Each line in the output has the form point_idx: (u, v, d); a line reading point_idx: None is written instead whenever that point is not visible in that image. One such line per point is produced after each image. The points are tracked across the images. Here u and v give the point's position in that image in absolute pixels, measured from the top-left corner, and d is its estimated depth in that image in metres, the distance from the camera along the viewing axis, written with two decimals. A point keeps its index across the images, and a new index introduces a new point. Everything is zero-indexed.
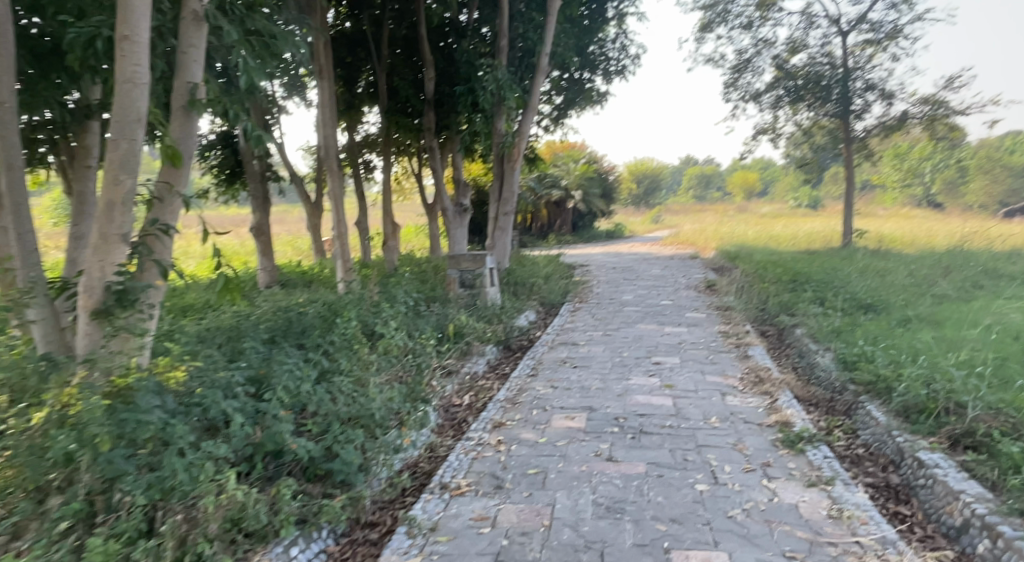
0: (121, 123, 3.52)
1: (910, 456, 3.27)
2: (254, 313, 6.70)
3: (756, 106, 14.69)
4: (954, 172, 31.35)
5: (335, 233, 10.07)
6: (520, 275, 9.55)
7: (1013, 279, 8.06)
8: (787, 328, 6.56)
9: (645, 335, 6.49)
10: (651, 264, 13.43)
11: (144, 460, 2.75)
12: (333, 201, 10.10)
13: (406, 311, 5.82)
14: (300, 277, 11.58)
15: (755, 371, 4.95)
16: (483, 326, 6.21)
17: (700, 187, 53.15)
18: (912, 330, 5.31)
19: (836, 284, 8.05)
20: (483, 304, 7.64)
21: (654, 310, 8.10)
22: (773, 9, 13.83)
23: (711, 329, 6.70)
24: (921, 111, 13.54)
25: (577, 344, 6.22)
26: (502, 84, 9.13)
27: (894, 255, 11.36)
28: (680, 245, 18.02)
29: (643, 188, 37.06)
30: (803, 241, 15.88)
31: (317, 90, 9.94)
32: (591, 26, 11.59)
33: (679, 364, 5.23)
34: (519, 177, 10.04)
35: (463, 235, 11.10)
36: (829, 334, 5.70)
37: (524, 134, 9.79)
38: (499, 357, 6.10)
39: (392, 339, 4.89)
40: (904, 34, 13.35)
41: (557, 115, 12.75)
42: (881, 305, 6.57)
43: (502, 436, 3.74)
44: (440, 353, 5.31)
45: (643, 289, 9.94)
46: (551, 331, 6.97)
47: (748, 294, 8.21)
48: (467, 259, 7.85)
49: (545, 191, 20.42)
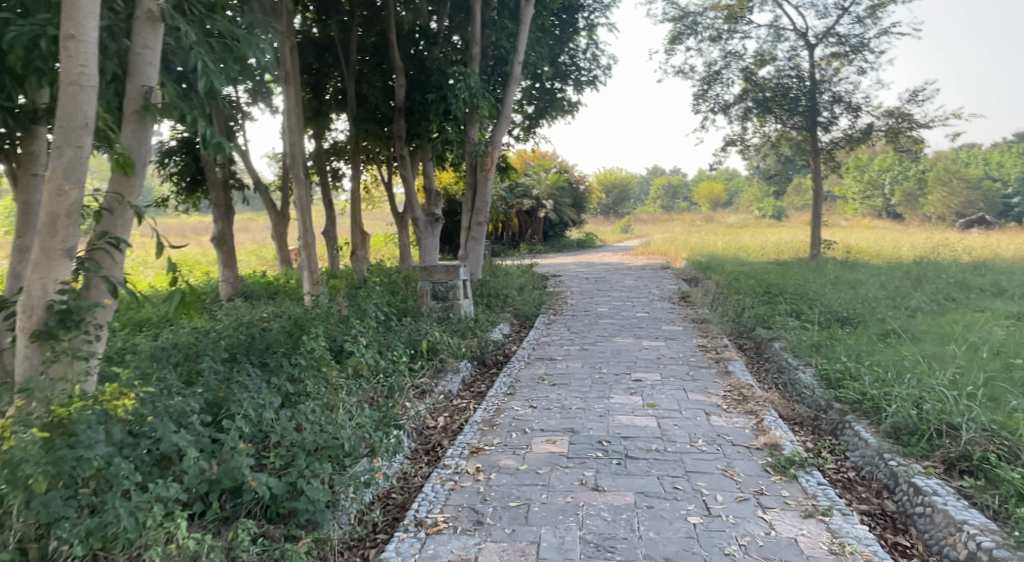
0: (66, 130, 3.23)
1: (905, 481, 3.15)
2: (214, 329, 6.38)
3: (726, 117, 14.76)
4: (913, 183, 32.19)
5: (301, 242, 9.75)
6: (492, 286, 9.36)
7: (982, 290, 8.15)
8: (765, 341, 6.47)
9: (624, 350, 6.33)
10: (623, 275, 13.36)
11: (85, 501, 2.49)
12: (299, 210, 9.80)
13: (377, 326, 5.57)
14: (264, 288, 11.21)
15: (738, 388, 4.82)
16: (457, 342, 6.00)
17: (667, 197, 53.67)
18: (893, 345, 5.25)
19: (810, 296, 8.03)
20: (456, 317, 7.42)
21: (630, 322, 7.97)
22: (742, 22, 13.93)
23: (689, 343, 6.59)
24: (886, 123, 13.76)
25: (554, 359, 6.03)
26: (474, 93, 8.76)
27: (863, 266, 11.45)
28: (651, 255, 18.03)
29: (612, 197, 37.22)
30: (773, 251, 16.00)
31: (283, 96, 9.62)
32: (562, 35, 11.55)
33: (660, 381, 5.07)
34: (492, 187, 9.84)
35: (435, 245, 10.87)
36: (809, 349, 5.62)
37: (497, 143, 9.61)
38: (473, 374, 5.89)
39: (363, 357, 4.64)
40: (869, 48, 13.54)
41: (529, 125, 12.62)
42: (858, 318, 6.53)
43: (480, 463, 3.52)
44: (413, 371, 5.08)
45: (618, 301, 9.83)
46: (527, 345, 6.78)
47: (724, 306, 8.14)
48: (440, 271, 7.63)
49: (515, 200, 20.29)
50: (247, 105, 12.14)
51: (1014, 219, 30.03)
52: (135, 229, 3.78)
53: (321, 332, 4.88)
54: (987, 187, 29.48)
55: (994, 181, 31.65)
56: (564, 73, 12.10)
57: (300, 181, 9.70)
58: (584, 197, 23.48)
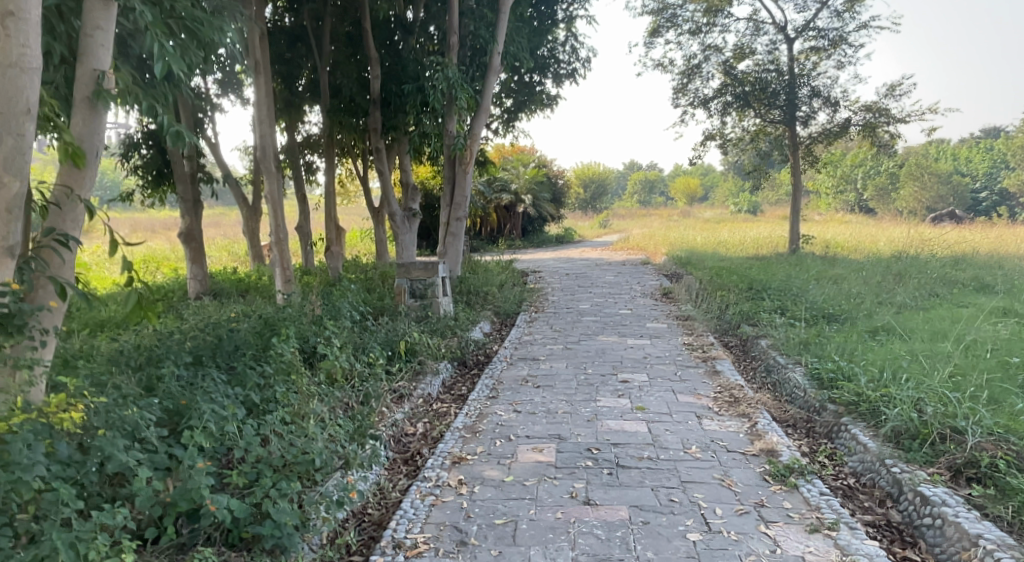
0: (5, 116, 2.92)
1: (910, 490, 3.01)
2: (180, 330, 6.07)
3: (705, 112, 14.65)
4: (886, 179, 32.57)
5: (273, 238, 9.43)
6: (472, 283, 9.13)
7: (963, 286, 8.12)
8: (751, 339, 6.33)
9: (608, 349, 6.14)
10: (603, 270, 13.21)
11: (23, 528, 2.23)
12: (271, 205, 9.48)
13: (352, 327, 5.31)
14: (234, 285, 10.85)
15: (728, 389, 4.66)
16: (436, 342, 5.77)
17: (644, 192, 53.77)
18: (883, 343, 5.14)
19: (794, 292, 7.93)
20: (435, 316, 7.19)
21: (613, 320, 7.79)
22: (721, 15, 13.81)
23: (674, 341, 6.43)
24: (863, 118, 13.73)
25: (537, 360, 5.82)
26: (453, 83, 8.53)
27: (843, 261, 11.42)
28: (630, 250, 17.91)
29: (590, 192, 37.12)
30: (751, 246, 15.97)
31: (253, 87, 9.26)
32: (540, 27, 11.35)
33: (648, 382, 4.89)
34: (471, 181, 9.58)
35: (412, 241, 10.60)
36: (798, 347, 5.48)
37: (476, 136, 9.35)
38: (454, 375, 5.65)
39: (337, 361, 4.39)
40: (848, 42, 13.51)
41: (508, 118, 12.38)
42: (846, 315, 6.42)
43: (462, 475, 3.30)
44: (391, 374, 4.84)
45: (599, 298, 9.67)
46: (509, 345, 6.56)
47: (708, 302, 7.99)
48: (418, 268, 7.36)
49: (494, 195, 20.03)
50: (217, 96, 11.74)
51: (983, 213, 30.58)
52: (87, 225, 3.49)
53: (294, 335, 4.62)
54: (957, 181, 29.97)
55: (963, 176, 32.17)
56: (542, 66, 11.89)
57: (271, 175, 9.37)
58: (563, 192, 23.30)
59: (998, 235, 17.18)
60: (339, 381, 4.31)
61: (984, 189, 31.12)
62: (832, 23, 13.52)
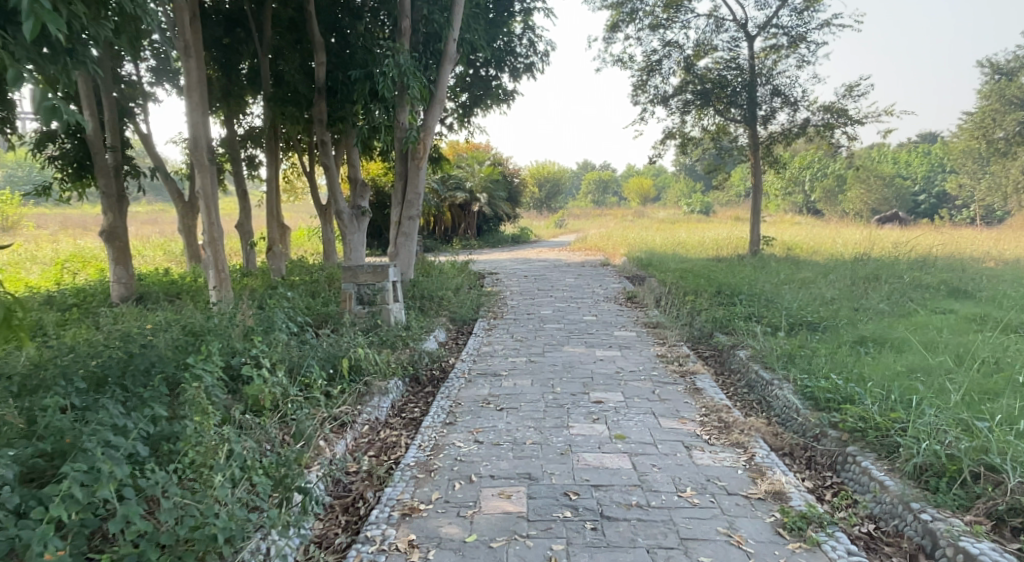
0: None
1: (948, 544, 2.57)
2: (87, 345, 5.26)
3: (665, 109, 14.27)
4: (833, 181, 33.17)
5: (205, 237, 8.61)
6: (426, 287, 8.50)
7: (934, 291, 7.85)
8: (727, 349, 5.90)
9: (577, 362, 5.59)
10: (563, 272, 12.68)
11: None
12: (203, 201, 8.66)
13: (289, 343, 4.63)
14: (164, 289, 9.95)
15: (715, 411, 4.17)
16: (386, 357, 5.12)
17: (598, 191, 53.58)
18: (875, 357, 4.72)
19: (766, 298, 7.53)
20: (385, 326, 6.52)
21: (578, 327, 7.26)
22: (682, 11, 13.47)
23: (646, 352, 5.93)
24: (822, 118, 13.53)
25: (499, 376, 5.23)
26: (404, 70, 7.83)
27: (805, 263, 11.19)
28: (588, 250, 17.49)
29: (545, 191, 36.70)
30: (711, 247, 15.72)
31: (182, 70, 8.41)
32: (496, 19, 10.76)
33: (624, 404, 4.36)
34: (425, 176, 8.88)
35: (361, 241, 9.88)
36: (782, 360, 5.04)
37: (430, 129, 8.64)
38: (406, 393, 5.02)
39: (266, 387, 3.71)
40: (807, 41, 13.34)
41: (463, 113, 11.76)
42: (826, 324, 6.03)
43: (413, 535, 2.71)
44: (331, 397, 4.17)
45: (561, 302, 9.13)
46: (467, 357, 5.93)
47: (677, 308, 7.55)
48: (366, 272, 6.68)
49: (448, 193, 19.38)
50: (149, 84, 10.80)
51: (924, 215, 31.39)
52: None
53: (217, 354, 3.93)
54: (899, 184, 30.70)
55: (905, 179, 33.01)
56: (499, 60, 11.33)
57: (202, 169, 8.55)
58: (519, 191, 22.76)
59: (947, 237, 17.39)
60: (268, 410, 3.65)
61: (923, 192, 32.01)
62: (793, 21, 13.31)
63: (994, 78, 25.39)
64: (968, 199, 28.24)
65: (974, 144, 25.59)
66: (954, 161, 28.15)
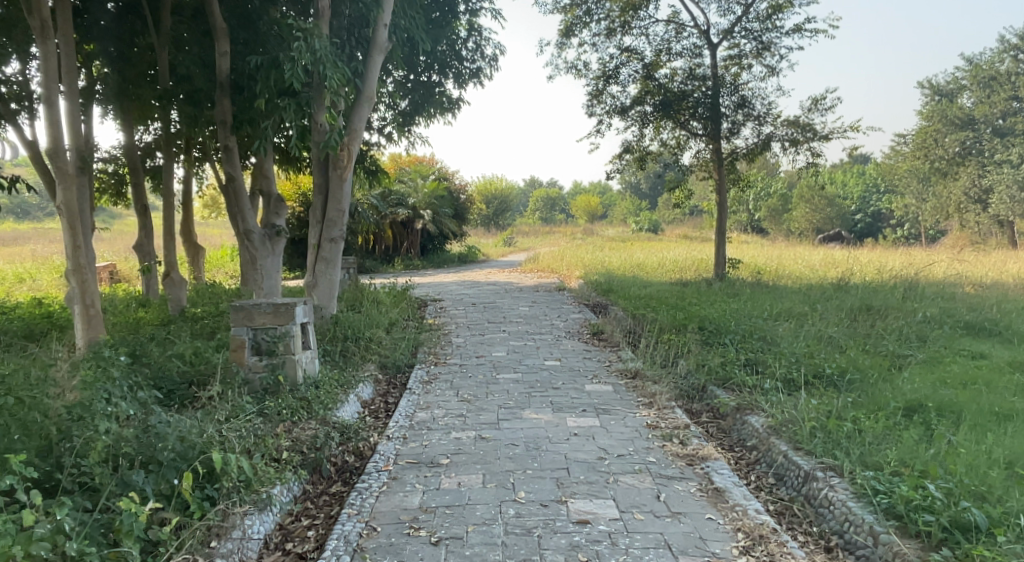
0: None
1: None
2: None
3: (622, 121, 13.01)
4: (778, 202, 32.95)
5: (72, 265, 6.85)
6: (352, 324, 6.96)
7: (944, 328, 6.75)
8: (735, 414, 4.58)
9: (544, 441, 4.11)
10: (515, 298, 11.33)
11: None
12: (67, 220, 6.83)
13: (119, 436, 2.97)
14: (27, 326, 8.09)
15: (758, 544, 2.82)
16: (272, 450, 3.56)
17: (545, 209, 52.50)
18: (954, 445, 3.49)
19: (760, 339, 6.24)
20: (290, 385, 4.98)
21: (539, 376, 5.87)
22: (639, 16, 12.26)
23: (632, 420, 4.53)
24: (787, 133, 12.55)
25: (437, 467, 3.73)
26: (320, 57, 6.21)
27: (780, 290, 10.08)
28: (540, 272, 16.11)
29: (492, 208, 35.25)
30: (673, 269, 14.62)
31: (39, 50, 6.51)
32: (440, 19, 9.38)
33: (622, 527, 2.95)
34: (350, 189, 7.23)
35: (276, 267, 8.21)
36: (820, 439, 3.77)
37: (355, 132, 7.01)
38: (301, 501, 3.47)
39: (23, 550, 2.14)
40: (770, 51, 12.38)
41: (402, 121, 10.25)
42: (852, 382, 4.81)
43: None
44: (161, 537, 2.61)
45: (516, 340, 7.68)
46: (395, 432, 4.37)
47: (657, 351, 6.22)
48: (264, 312, 5.05)
49: (388, 209, 17.87)
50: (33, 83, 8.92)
51: (863, 234, 31.43)
52: None
53: None
54: (842, 204, 30.54)
55: (846, 198, 32.99)
56: (442, 63, 9.92)
57: (66, 181, 6.76)
58: (465, 208, 21.28)
59: (907, 256, 16.71)
60: None
61: (860, 211, 32.02)
62: (757, 28, 12.33)
63: (933, 99, 25.65)
64: (907, 219, 28.27)
65: (916, 164, 25.52)
66: (893, 182, 28.19)
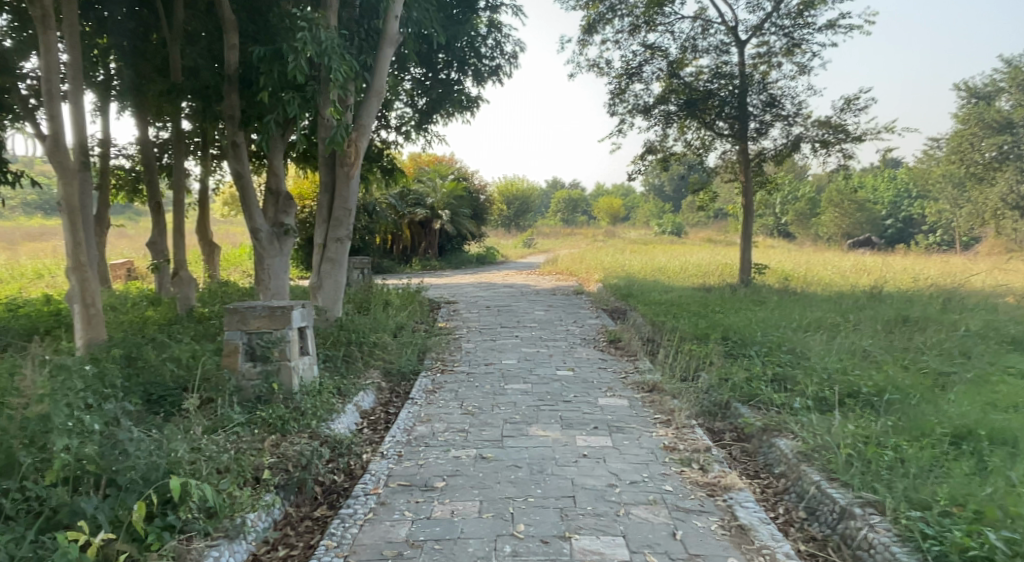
0: None
1: None
2: None
3: (646, 120, 12.60)
4: (805, 206, 32.15)
5: (72, 263, 6.64)
6: (357, 328, 6.66)
7: (989, 343, 6.26)
8: (761, 437, 4.18)
9: (550, 463, 3.76)
10: (531, 302, 10.97)
11: None
12: (67, 216, 6.61)
13: (75, 457, 2.68)
14: (30, 323, 7.93)
15: None
16: (250, 471, 3.26)
17: (567, 211, 52.10)
18: (1013, 482, 3.07)
19: (789, 352, 5.82)
20: (285, 392, 4.67)
21: (551, 388, 5.51)
22: (664, 11, 11.83)
23: (647, 441, 4.16)
24: (817, 135, 12.04)
25: (431, 491, 3.41)
26: (326, 48, 5.92)
27: (809, 298, 9.60)
28: (559, 275, 15.74)
29: (513, 209, 34.95)
30: (695, 274, 14.16)
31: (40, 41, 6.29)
32: (458, 14, 9.10)
33: None
34: (358, 187, 6.93)
35: (283, 267, 7.95)
36: (858, 469, 3.37)
37: (363, 128, 6.71)
38: (279, 527, 3.17)
39: None
40: (801, 49, 11.89)
41: (419, 120, 9.94)
42: (893, 403, 4.39)
43: None
44: None
45: (528, 347, 7.33)
46: (390, 449, 4.06)
47: (678, 363, 5.82)
48: (259, 314, 4.74)
49: (405, 209, 17.62)
50: None
51: (893, 240, 30.50)
52: None
53: None
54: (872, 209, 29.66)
55: (876, 203, 32.07)
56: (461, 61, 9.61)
57: (66, 176, 6.54)
58: (484, 208, 20.99)
59: (941, 264, 16.02)
60: None
61: (891, 217, 31.06)
62: (786, 25, 11.84)
63: (969, 102, 24.75)
64: (940, 225, 27.34)
65: (951, 168, 24.62)
66: (926, 187, 27.29)
